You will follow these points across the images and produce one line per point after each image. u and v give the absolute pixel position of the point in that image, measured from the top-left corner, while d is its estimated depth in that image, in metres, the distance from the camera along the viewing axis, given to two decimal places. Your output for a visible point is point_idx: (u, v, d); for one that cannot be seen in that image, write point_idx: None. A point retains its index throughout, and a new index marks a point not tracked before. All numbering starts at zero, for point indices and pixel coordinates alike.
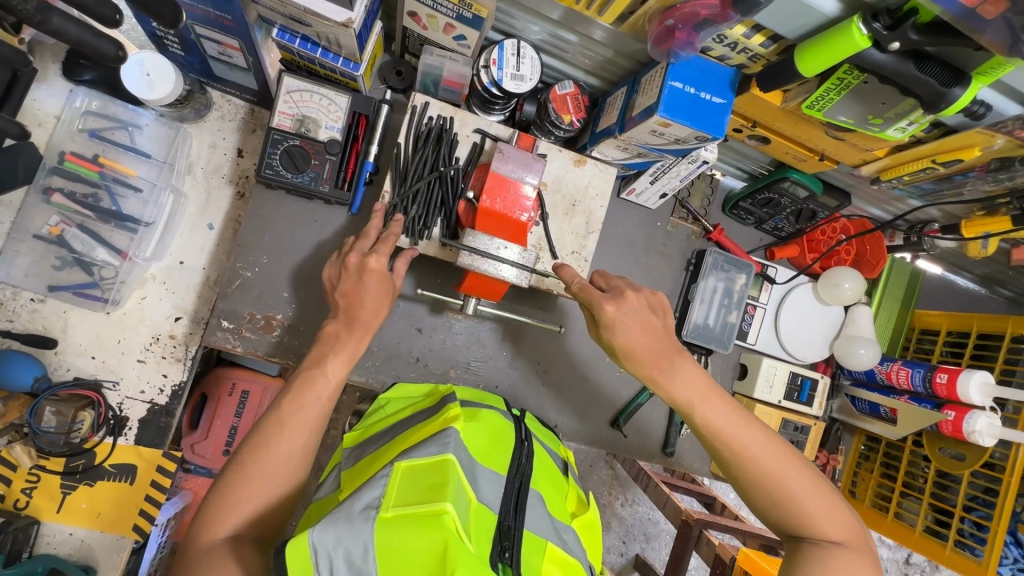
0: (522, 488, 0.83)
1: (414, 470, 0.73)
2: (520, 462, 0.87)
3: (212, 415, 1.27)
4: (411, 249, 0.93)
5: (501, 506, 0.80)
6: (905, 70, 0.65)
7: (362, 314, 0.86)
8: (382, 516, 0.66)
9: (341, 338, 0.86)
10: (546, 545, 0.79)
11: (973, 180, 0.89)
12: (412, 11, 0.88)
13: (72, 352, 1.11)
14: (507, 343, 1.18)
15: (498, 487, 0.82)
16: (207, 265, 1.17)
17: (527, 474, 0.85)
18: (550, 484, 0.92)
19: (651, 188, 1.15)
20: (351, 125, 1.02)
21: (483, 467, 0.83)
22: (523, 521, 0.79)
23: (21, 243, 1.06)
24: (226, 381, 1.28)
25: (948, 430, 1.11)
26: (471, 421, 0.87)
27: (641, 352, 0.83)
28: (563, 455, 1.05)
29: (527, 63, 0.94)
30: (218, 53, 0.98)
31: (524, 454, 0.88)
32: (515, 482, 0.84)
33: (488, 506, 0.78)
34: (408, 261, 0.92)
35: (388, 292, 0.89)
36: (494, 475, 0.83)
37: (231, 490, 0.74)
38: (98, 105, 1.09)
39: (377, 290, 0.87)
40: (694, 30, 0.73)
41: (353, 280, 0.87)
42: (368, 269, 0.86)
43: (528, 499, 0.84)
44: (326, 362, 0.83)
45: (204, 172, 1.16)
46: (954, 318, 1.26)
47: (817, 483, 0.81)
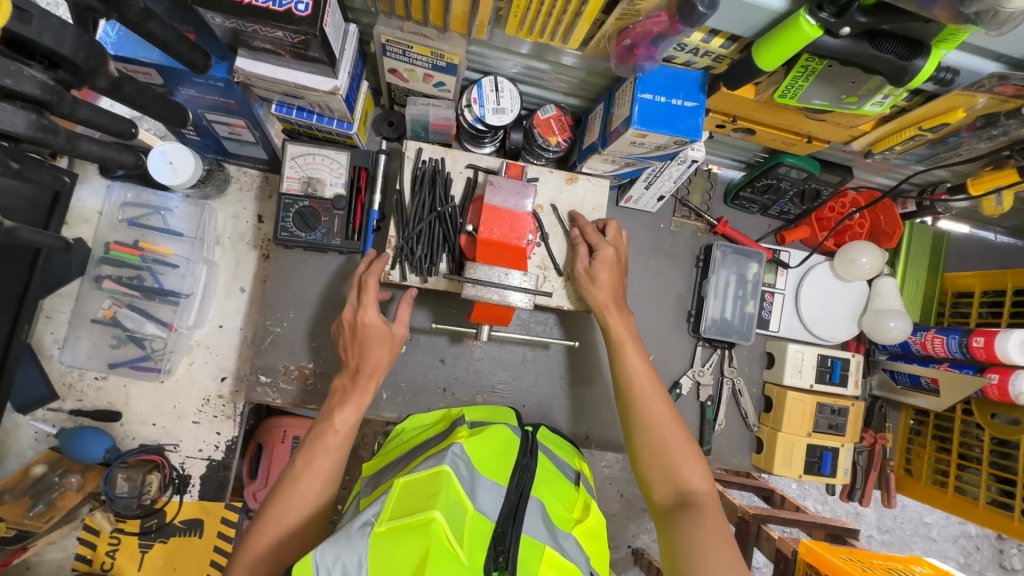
0: (522, 496, 0.86)
1: (411, 485, 0.78)
2: (523, 472, 0.89)
3: (269, 461, 1.32)
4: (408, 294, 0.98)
5: (500, 515, 0.83)
6: (863, 52, 0.66)
7: (367, 363, 0.92)
8: (377, 531, 0.71)
9: (349, 390, 0.92)
10: (543, 550, 0.80)
11: (968, 140, 0.87)
12: (392, 68, 0.94)
13: (135, 422, 1.22)
14: (530, 362, 1.21)
15: (498, 497, 0.85)
16: (243, 324, 1.26)
17: (526, 484, 0.87)
18: (551, 487, 0.93)
19: (648, 193, 1.17)
20: (354, 179, 1.10)
21: (484, 477, 0.85)
22: (520, 528, 0.81)
23: (80, 329, 1.19)
24: (277, 429, 1.34)
25: (995, 395, 1.07)
26: (479, 435, 0.90)
27: (599, 302, 1.01)
28: (576, 466, 1.04)
29: (506, 96, 1.00)
30: (229, 133, 1.08)
31: (528, 465, 0.90)
32: (515, 492, 0.86)
33: (486, 516, 0.81)
34: (408, 308, 0.98)
35: (395, 339, 0.95)
36: (494, 486, 0.86)
37: (256, 539, 0.79)
38: (133, 195, 1.21)
39: (386, 344, 0.93)
40: (652, 45, 0.76)
41: (358, 339, 0.93)
42: (368, 323, 0.92)
43: (529, 507, 0.86)
44: (337, 415, 0.90)
45: (231, 241, 1.26)
46: (986, 277, 1.21)
47: (699, 462, 0.92)
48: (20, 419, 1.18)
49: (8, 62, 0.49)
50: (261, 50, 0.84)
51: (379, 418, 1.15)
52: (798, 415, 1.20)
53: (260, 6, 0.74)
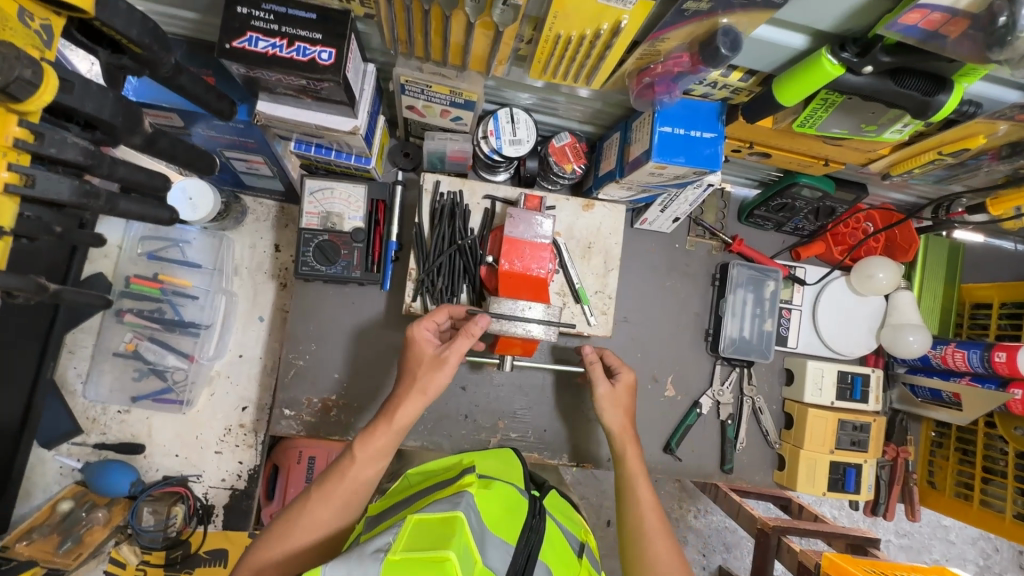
0: (531, 557, 0.80)
1: (423, 523, 0.72)
2: (531, 532, 0.83)
3: (284, 487, 1.22)
4: (473, 327, 0.87)
5: (509, 573, 0.77)
6: (886, 89, 0.66)
7: (417, 377, 0.86)
8: (387, 561, 0.64)
9: (400, 406, 0.86)
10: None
11: (987, 163, 0.87)
12: (410, 105, 0.95)
13: (158, 454, 1.23)
14: (550, 386, 1.22)
15: (507, 556, 0.79)
16: (262, 353, 1.27)
17: (535, 547, 0.81)
18: (558, 550, 0.87)
19: (663, 215, 1.18)
20: (372, 212, 1.11)
21: (493, 535, 0.79)
22: None
23: (103, 362, 1.21)
24: (292, 449, 1.23)
25: (1019, 410, 1.07)
26: (489, 488, 0.85)
27: (616, 430, 1.02)
28: (580, 537, 0.98)
29: (522, 128, 1.00)
30: (246, 168, 1.10)
31: (536, 526, 0.85)
32: (524, 554, 0.80)
33: (494, 572, 0.75)
34: (469, 341, 0.86)
35: (439, 363, 0.87)
36: (504, 545, 0.79)
37: (266, 552, 0.77)
38: (151, 229, 1.22)
39: (436, 371, 0.86)
40: (672, 82, 0.77)
41: (410, 365, 0.88)
42: (417, 339, 0.88)
43: (536, 573, 0.80)
44: (379, 434, 0.84)
45: (248, 271, 1.27)
46: (1005, 289, 1.21)
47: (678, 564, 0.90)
48: (46, 453, 1.19)
49: (51, 132, 0.50)
50: (282, 95, 0.85)
51: (400, 447, 1.16)
52: (819, 432, 1.20)
53: (285, 55, 0.75)
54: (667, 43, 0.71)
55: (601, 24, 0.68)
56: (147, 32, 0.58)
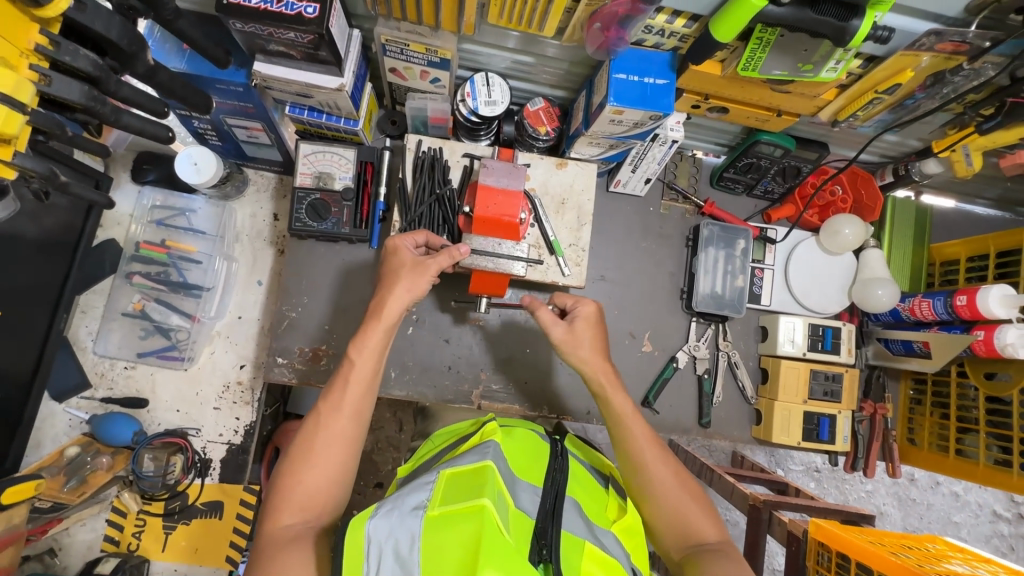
0: (559, 493, 0.85)
1: (456, 476, 0.77)
2: (556, 474, 0.88)
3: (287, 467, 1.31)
4: (456, 251, 0.96)
5: (540, 513, 0.83)
6: (806, 18, 0.74)
7: (397, 281, 0.93)
8: (428, 514, 0.72)
9: (384, 308, 0.91)
10: (584, 544, 0.80)
11: (923, 102, 0.93)
12: (392, 67, 1.05)
13: (160, 408, 1.29)
14: (530, 340, 1.27)
15: (536, 497, 0.85)
16: (260, 315, 1.34)
17: (561, 485, 0.86)
18: (581, 488, 0.91)
19: (635, 176, 1.25)
20: (360, 173, 1.19)
21: (520, 480, 0.86)
22: (559, 523, 0.81)
23: (112, 322, 1.29)
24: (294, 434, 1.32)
25: (983, 351, 1.09)
26: (508, 437, 0.92)
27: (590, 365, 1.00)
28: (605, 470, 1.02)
29: (496, 89, 1.09)
30: (247, 137, 1.20)
31: (560, 467, 0.89)
32: (551, 493, 0.85)
33: (527, 513, 0.82)
34: (449, 261, 0.96)
35: (421, 268, 0.94)
36: (532, 488, 0.87)
37: (295, 469, 0.80)
38: (161, 198, 1.32)
39: (419, 275, 0.93)
40: (620, 27, 0.86)
41: (391, 270, 0.95)
42: (400, 248, 0.97)
43: (566, 506, 0.84)
44: (370, 337, 0.89)
45: (249, 238, 1.35)
46: (971, 243, 1.24)
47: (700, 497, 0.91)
48: (56, 407, 1.26)
49: (67, 42, 0.58)
50: (275, 53, 0.95)
51: (388, 397, 1.22)
52: (793, 383, 1.23)
53: (275, 10, 0.85)
54: None
55: None
56: None
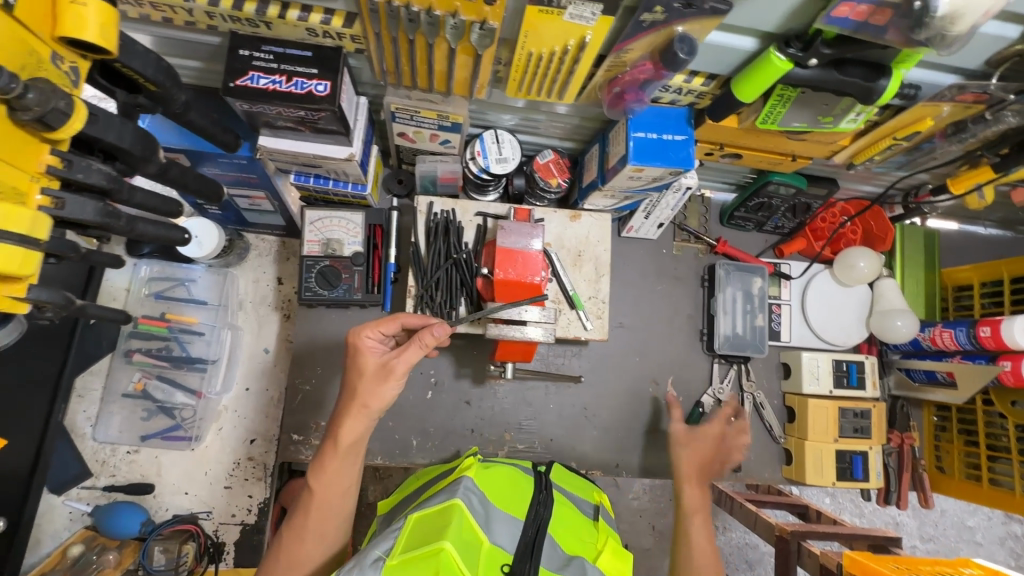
0: (540, 527, 0.84)
1: (424, 518, 0.77)
2: (539, 506, 0.88)
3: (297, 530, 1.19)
4: (428, 339, 0.82)
5: (516, 548, 0.81)
6: (832, 79, 0.73)
7: (358, 387, 0.83)
8: (389, 563, 0.70)
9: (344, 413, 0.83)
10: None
11: (940, 145, 0.94)
12: (401, 131, 1.02)
13: (168, 492, 1.22)
14: (553, 395, 1.24)
15: (514, 532, 0.83)
16: (268, 385, 1.29)
17: (542, 518, 0.85)
18: (564, 523, 0.91)
19: (648, 222, 1.23)
20: (370, 237, 1.16)
21: (500, 510, 0.85)
22: (537, 562, 0.79)
23: (112, 404, 1.23)
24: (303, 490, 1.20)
25: (1011, 381, 1.09)
26: (488, 471, 0.92)
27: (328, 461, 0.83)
28: (594, 501, 1.04)
29: (507, 146, 1.07)
30: (249, 205, 1.16)
31: (542, 500, 0.89)
32: (532, 527, 0.84)
33: (501, 548, 0.80)
34: (422, 351, 0.83)
35: (387, 371, 0.83)
36: (510, 519, 0.85)
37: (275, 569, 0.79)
38: (158, 269, 1.27)
39: (386, 383, 0.82)
40: (640, 89, 0.84)
41: (354, 375, 0.85)
42: (362, 348, 0.86)
43: (546, 541, 0.84)
44: (341, 436, 0.82)
45: (253, 305, 1.30)
46: (983, 269, 1.25)
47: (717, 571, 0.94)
48: (55, 500, 1.18)
49: (79, 158, 0.56)
50: (282, 128, 0.92)
51: (411, 465, 1.17)
52: (822, 422, 1.22)
53: (284, 90, 0.82)
54: (630, 54, 0.78)
55: (567, 41, 0.75)
56: (162, 71, 0.64)
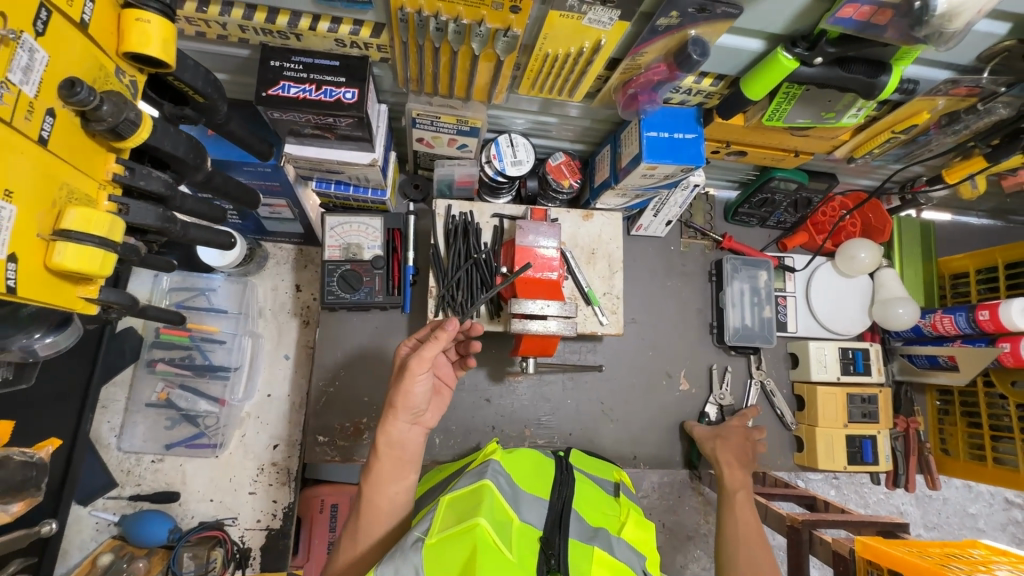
0: (566, 504, 0.88)
1: (456, 500, 0.79)
2: (561, 485, 0.92)
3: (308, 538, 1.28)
4: (441, 333, 0.80)
5: (546, 524, 0.84)
6: (836, 76, 0.78)
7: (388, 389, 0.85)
8: (428, 542, 0.71)
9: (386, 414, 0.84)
10: (593, 551, 0.82)
11: (935, 137, 0.99)
12: (420, 137, 1.05)
13: (193, 500, 1.23)
14: (570, 390, 1.27)
15: (543, 510, 0.87)
16: (290, 391, 1.30)
17: (567, 493, 0.90)
18: (591, 500, 0.94)
19: (657, 220, 1.28)
20: (389, 240, 1.18)
21: (526, 492, 0.88)
22: (567, 533, 0.83)
23: (136, 414, 1.24)
24: (315, 499, 1.29)
25: (1011, 362, 1.13)
26: (512, 455, 0.94)
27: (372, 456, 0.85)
28: (613, 479, 1.06)
29: (521, 149, 1.10)
30: (270, 213, 1.18)
31: (565, 480, 0.93)
32: (558, 504, 0.88)
33: (532, 525, 0.83)
34: (438, 347, 0.80)
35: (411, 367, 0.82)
36: (537, 500, 0.88)
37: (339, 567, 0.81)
38: (179, 279, 1.28)
39: (406, 377, 0.80)
40: (653, 91, 0.88)
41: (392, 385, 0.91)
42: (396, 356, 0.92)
43: (573, 516, 0.88)
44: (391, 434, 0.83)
45: (272, 312, 1.33)
46: (978, 257, 1.30)
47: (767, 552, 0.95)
48: (83, 510, 1.19)
49: (139, 166, 0.59)
50: (309, 136, 0.95)
51: (434, 463, 1.19)
52: (830, 408, 1.26)
53: (314, 98, 0.85)
54: (645, 57, 0.82)
55: (583, 43, 0.79)
56: (210, 83, 0.67)
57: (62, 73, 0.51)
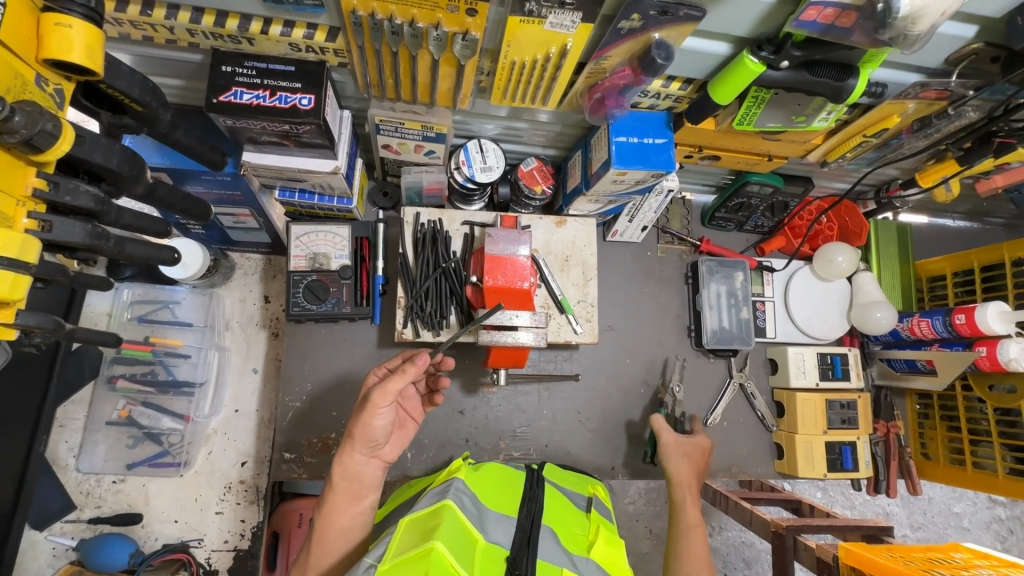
0: (534, 522, 0.85)
1: (415, 521, 0.77)
2: (530, 501, 0.89)
3: (286, 556, 1.19)
4: (409, 367, 0.81)
5: (513, 543, 0.82)
6: (803, 80, 0.76)
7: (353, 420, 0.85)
8: (381, 569, 0.68)
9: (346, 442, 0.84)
10: (561, 572, 0.79)
11: (908, 140, 0.98)
12: (386, 143, 1.02)
13: (156, 521, 1.19)
14: (547, 400, 1.24)
15: (510, 529, 0.84)
16: (258, 405, 1.26)
17: (536, 510, 0.87)
18: (562, 517, 0.92)
19: (632, 225, 1.25)
20: (357, 249, 1.15)
21: (492, 510, 0.86)
22: (534, 551, 0.80)
23: (96, 433, 1.19)
24: (292, 513, 1.21)
25: (988, 365, 1.13)
26: (479, 474, 0.92)
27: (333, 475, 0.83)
28: (587, 493, 1.03)
29: (491, 155, 1.08)
30: (233, 223, 1.14)
31: (534, 495, 0.90)
32: (527, 521, 0.85)
33: (499, 545, 0.80)
34: (404, 380, 0.80)
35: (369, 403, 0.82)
36: (504, 518, 0.86)
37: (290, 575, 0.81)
38: (141, 292, 1.24)
39: (367, 410, 0.80)
40: (620, 95, 0.87)
41: None
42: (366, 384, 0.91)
43: (541, 534, 0.84)
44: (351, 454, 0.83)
45: (240, 324, 1.29)
46: (954, 260, 1.30)
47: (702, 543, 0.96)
48: (38, 535, 1.14)
49: (65, 180, 0.56)
50: (267, 144, 0.91)
51: (407, 478, 1.16)
52: (809, 414, 1.24)
53: (268, 105, 0.82)
54: (610, 60, 0.80)
55: (550, 49, 0.77)
56: (147, 90, 0.64)
57: None
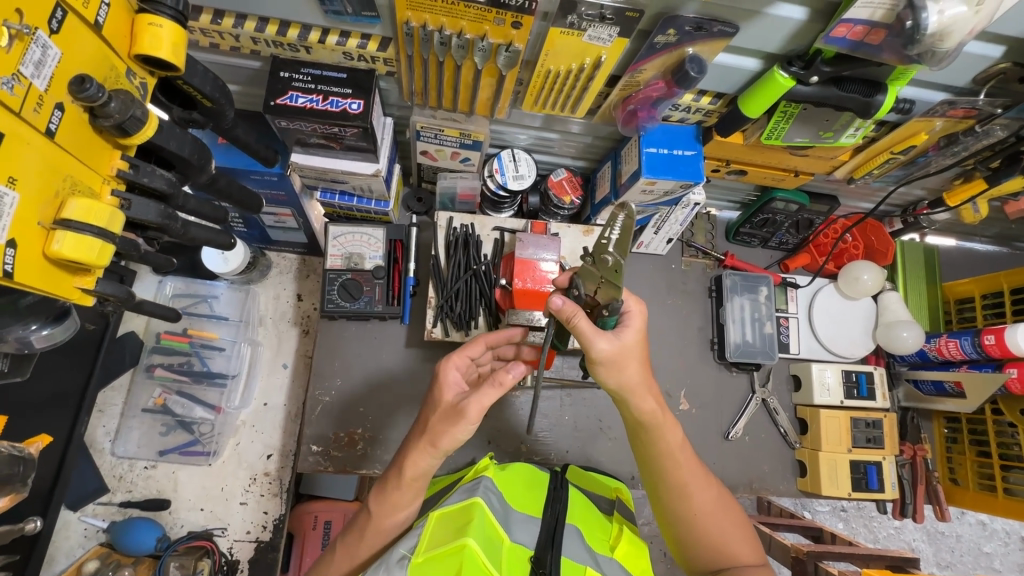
0: (558, 524, 0.86)
1: (445, 516, 0.79)
2: (554, 501, 0.90)
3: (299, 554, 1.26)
4: (504, 378, 0.73)
5: (537, 544, 0.83)
6: (831, 94, 0.80)
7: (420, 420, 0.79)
8: (414, 562, 0.72)
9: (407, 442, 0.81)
10: (586, 568, 0.80)
11: (934, 158, 1.00)
12: (424, 150, 1.07)
13: (183, 508, 1.22)
14: (568, 406, 1.25)
15: (534, 529, 0.86)
16: (287, 400, 1.30)
17: (560, 511, 0.87)
18: (587, 516, 0.93)
19: (657, 237, 1.28)
20: (390, 251, 1.19)
21: (517, 511, 0.88)
22: (559, 550, 0.81)
23: (132, 419, 1.24)
24: (308, 515, 1.27)
25: (1019, 388, 1.11)
26: (507, 475, 0.94)
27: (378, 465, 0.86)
28: (610, 496, 1.04)
29: (523, 163, 1.12)
30: (274, 222, 1.19)
31: (559, 496, 0.91)
32: (550, 521, 0.86)
33: (523, 545, 0.82)
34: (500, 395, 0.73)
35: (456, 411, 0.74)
36: (528, 518, 0.87)
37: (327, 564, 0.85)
38: (183, 286, 1.31)
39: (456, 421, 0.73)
40: (652, 107, 0.90)
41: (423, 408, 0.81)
42: (444, 380, 0.79)
43: (566, 533, 0.85)
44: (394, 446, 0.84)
45: (273, 321, 1.33)
46: (983, 282, 1.29)
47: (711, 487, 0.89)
48: (72, 516, 1.18)
49: (144, 164, 0.62)
50: (314, 145, 0.97)
51: None
52: (834, 432, 1.23)
53: (321, 108, 0.87)
54: (643, 74, 0.84)
55: (584, 59, 0.81)
56: (218, 88, 0.69)
57: (72, 70, 0.54)
